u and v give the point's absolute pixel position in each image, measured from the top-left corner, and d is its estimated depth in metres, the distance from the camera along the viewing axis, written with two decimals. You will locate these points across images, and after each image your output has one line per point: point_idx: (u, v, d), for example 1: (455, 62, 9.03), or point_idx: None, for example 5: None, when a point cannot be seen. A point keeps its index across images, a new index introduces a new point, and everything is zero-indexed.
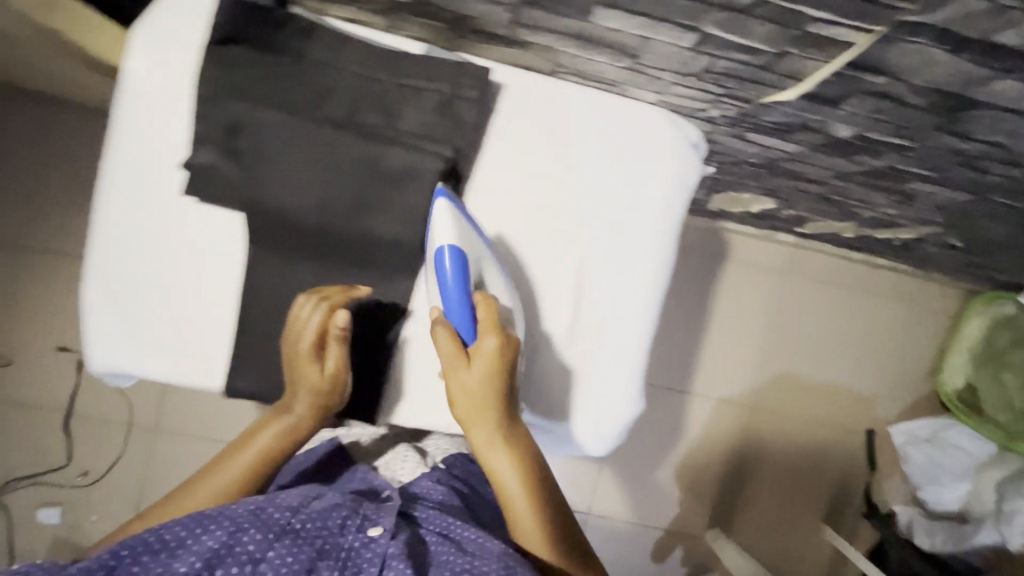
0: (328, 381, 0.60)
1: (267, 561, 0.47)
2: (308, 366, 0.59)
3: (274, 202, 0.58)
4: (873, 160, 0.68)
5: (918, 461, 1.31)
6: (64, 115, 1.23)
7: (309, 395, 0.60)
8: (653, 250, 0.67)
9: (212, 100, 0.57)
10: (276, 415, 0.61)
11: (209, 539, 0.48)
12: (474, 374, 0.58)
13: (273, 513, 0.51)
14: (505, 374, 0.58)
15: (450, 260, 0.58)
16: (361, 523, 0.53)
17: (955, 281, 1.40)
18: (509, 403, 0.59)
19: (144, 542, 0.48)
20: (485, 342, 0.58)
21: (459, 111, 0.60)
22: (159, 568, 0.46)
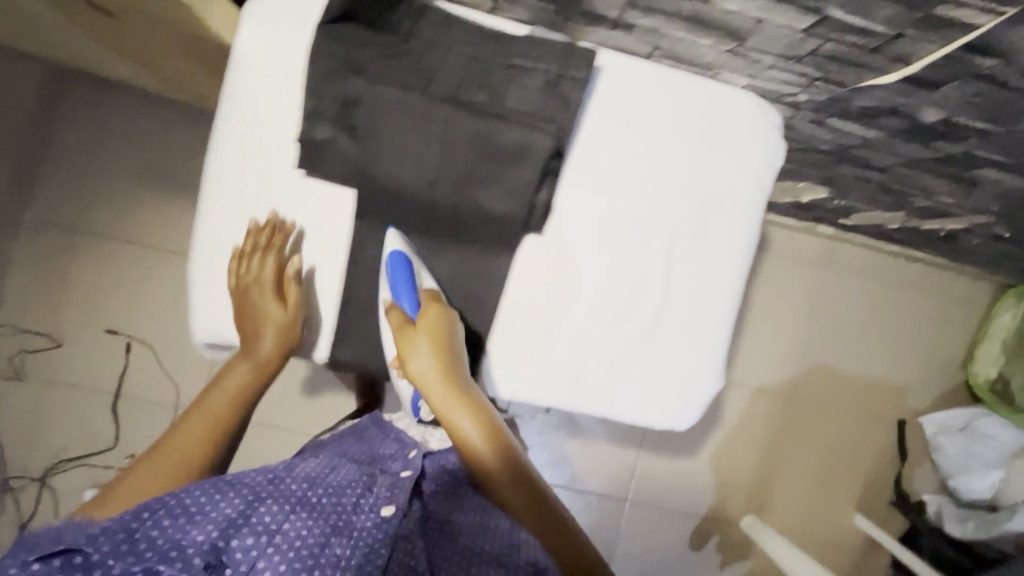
0: (290, 315, 0.65)
1: (285, 532, 0.50)
2: (270, 305, 0.64)
3: (389, 176, 0.61)
4: (949, 146, 0.70)
5: (948, 450, 1.36)
6: (123, 99, 1.25)
7: (274, 330, 0.65)
8: (738, 230, 0.69)
9: (331, 77, 0.60)
10: (243, 361, 0.66)
11: (228, 507, 0.50)
12: (420, 341, 0.62)
13: (286, 487, 0.55)
14: (443, 345, 0.63)
15: (393, 257, 0.64)
16: (375, 501, 0.58)
17: (987, 275, 1.43)
18: (455, 369, 0.63)
19: (166, 507, 0.49)
20: (425, 311, 0.64)
21: (566, 90, 0.62)
22: (177, 535, 0.47)
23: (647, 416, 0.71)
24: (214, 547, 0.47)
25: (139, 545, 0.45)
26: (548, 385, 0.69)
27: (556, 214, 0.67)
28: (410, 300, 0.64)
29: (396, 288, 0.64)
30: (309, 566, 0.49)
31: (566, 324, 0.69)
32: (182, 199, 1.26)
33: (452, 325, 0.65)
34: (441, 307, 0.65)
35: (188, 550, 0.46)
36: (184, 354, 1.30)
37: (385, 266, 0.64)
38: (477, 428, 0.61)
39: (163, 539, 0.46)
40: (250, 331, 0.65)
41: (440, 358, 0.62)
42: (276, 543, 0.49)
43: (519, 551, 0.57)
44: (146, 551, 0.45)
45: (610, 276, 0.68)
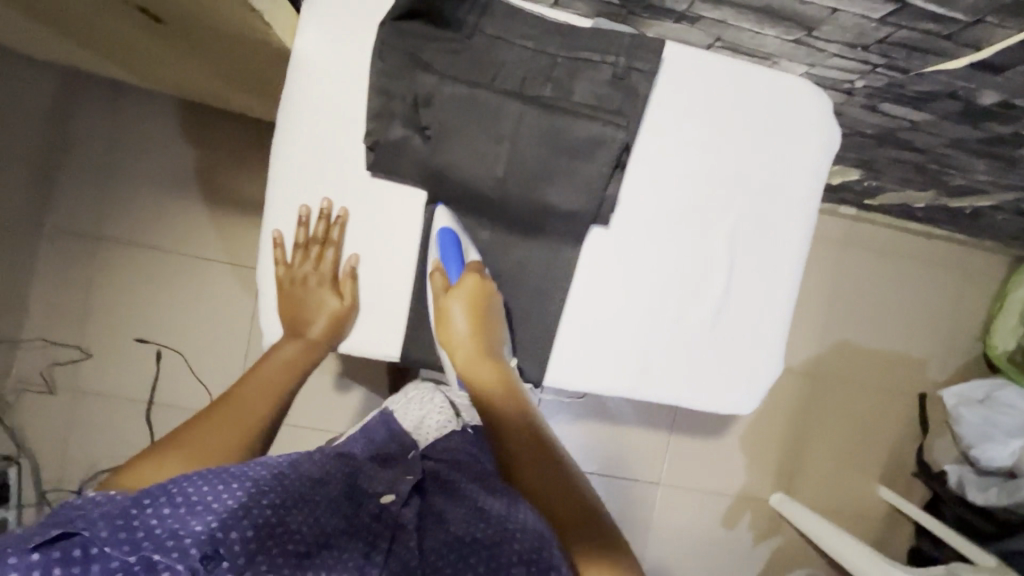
0: (340, 311, 0.66)
1: (285, 526, 0.47)
2: (323, 292, 0.65)
3: (457, 174, 0.63)
4: (999, 126, 0.72)
5: (970, 421, 1.37)
6: (139, 97, 1.18)
7: (326, 320, 0.65)
8: (800, 216, 0.70)
9: (407, 76, 0.61)
10: (290, 338, 0.66)
11: (230, 498, 0.46)
12: (458, 308, 0.64)
13: (290, 479, 0.51)
14: (483, 310, 0.66)
15: (444, 235, 0.65)
16: (374, 490, 0.55)
17: (1001, 248, 1.47)
18: (490, 336, 0.66)
19: (167, 494, 0.45)
20: (465, 280, 0.65)
21: (634, 83, 0.64)
22: (176, 524, 0.43)
23: (716, 402, 0.72)
24: (211, 538, 0.43)
25: (137, 533, 0.42)
26: (619, 375, 0.70)
27: (621, 206, 0.67)
28: (451, 269, 0.65)
29: (440, 258, 0.65)
30: (300, 561, 0.46)
31: (634, 315, 0.69)
32: (206, 200, 1.21)
33: (493, 298, 0.67)
34: (484, 280, 0.67)
35: (186, 541, 0.43)
36: (217, 359, 1.23)
37: (434, 238, 0.66)
38: (502, 392, 0.64)
39: (161, 529, 0.43)
40: (300, 319, 0.66)
41: (475, 325, 0.65)
42: (274, 540, 0.46)
43: (514, 537, 0.51)
44: (142, 540, 0.42)
45: (674, 265, 0.69)
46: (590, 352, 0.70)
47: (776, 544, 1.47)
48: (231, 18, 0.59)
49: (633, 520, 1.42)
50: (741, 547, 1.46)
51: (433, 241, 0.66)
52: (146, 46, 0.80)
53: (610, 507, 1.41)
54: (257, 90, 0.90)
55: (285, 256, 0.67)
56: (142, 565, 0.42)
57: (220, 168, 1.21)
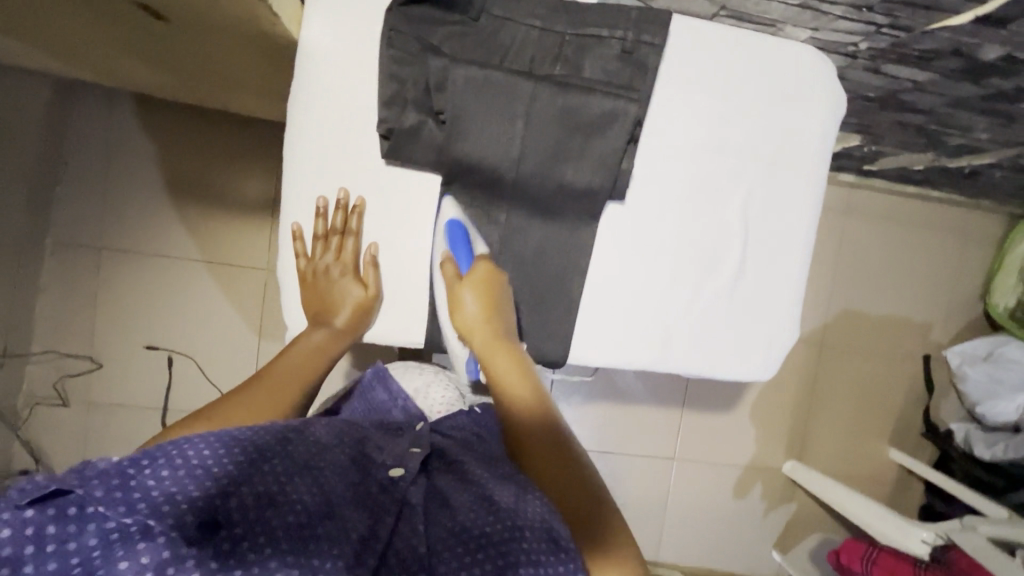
0: (366, 299, 0.67)
1: (286, 496, 0.46)
2: (348, 281, 0.66)
3: (471, 158, 0.64)
4: (1002, 82, 0.73)
5: (975, 378, 1.40)
6: (132, 102, 1.16)
7: (351, 309, 0.66)
8: (809, 181, 0.72)
9: (419, 62, 0.61)
10: (315, 326, 0.67)
11: (230, 464, 0.46)
12: (470, 296, 0.65)
13: (296, 449, 0.51)
14: (495, 297, 0.66)
15: (451, 226, 0.66)
16: (383, 462, 0.56)
17: (997, 208, 1.49)
18: (503, 323, 0.67)
19: (166, 456, 0.44)
20: (476, 268, 0.66)
21: (643, 56, 0.64)
22: (173, 488, 0.42)
23: (738, 370, 0.74)
24: (208, 506, 0.43)
25: (133, 494, 0.41)
26: (642, 350, 0.71)
27: (636, 181, 0.68)
28: (461, 259, 0.66)
29: (448, 249, 0.66)
30: (300, 535, 0.44)
31: (654, 289, 0.71)
32: (207, 202, 1.19)
33: (504, 287, 0.68)
34: (494, 269, 0.67)
35: (182, 507, 0.42)
36: (229, 362, 1.23)
37: (441, 229, 0.67)
38: (517, 379, 0.64)
39: (158, 491, 0.42)
40: (324, 309, 0.67)
41: (488, 311, 0.66)
42: (277, 509, 0.45)
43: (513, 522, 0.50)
44: (138, 501, 0.41)
45: (690, 239, 0.70)
46: (611, 327, 0.71)
47: (790, 512, 1.50)
48: (236, 13, 0.58)
49: (649, 496, 1.44)
50: (756, 516, 1.49)
51: (443, 233, 0.67)
52: (142, 49, 0.78)
53: (627, 485, 1.43)
54: (255, 87, 0.89)
55: (305, 248, 0.68)
56: (138, 528, 0.40)
57: (218, 169, 1.19)
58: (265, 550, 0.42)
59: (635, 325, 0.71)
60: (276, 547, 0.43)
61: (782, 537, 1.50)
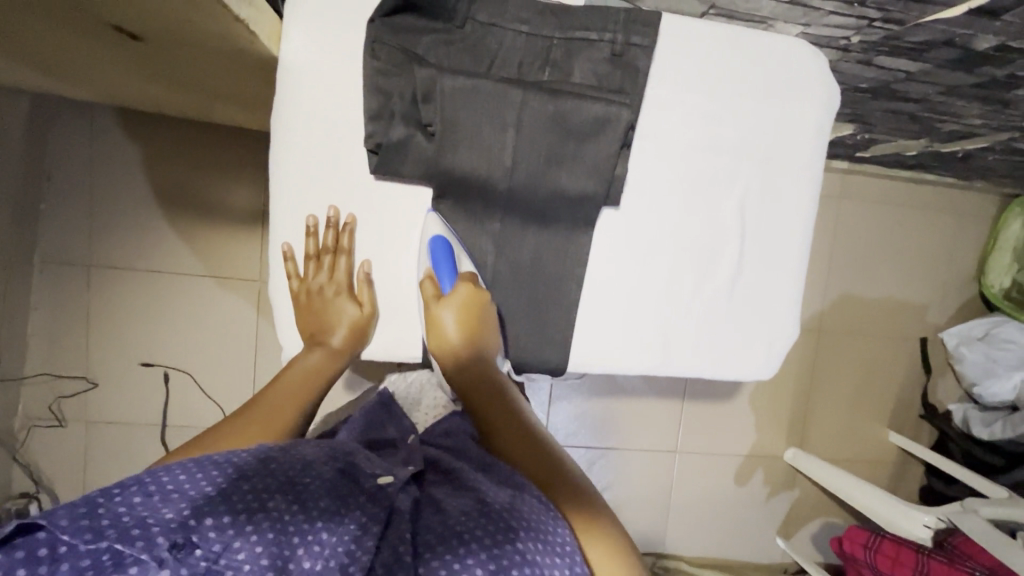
0: (364, 318, 0.67)
1: (266, 510, 0.46)
2: (343, 301, 0.65)
3: (462, 170, 0.63)
4: (996, 70, 0.72)
5: (972, 359, 1.41)
6: (116, 116, 1.14)
7: (347, 328, 0.65)
8: (803, 174, 0.71)
9: (405, 75, 0.60)
10: (312, 347, 0.66)
11: (208, 485, 0.46)
12: (450, 317, 0.65)
13: (280, 463, 0.50)
14: (475, 319, 0.66)
15: (435, 243, 0.65)
16: (371, 472, 0.55)
17: (990, 188, 1.49)
18: (483, 342, 0.67)
19: (139, 483, 0.45)
20: (457, 290, 0.64)
21: (633, 58, 0.63)
22: (144, 512, 0.43)
23: (739, 370, 0.74)
24: (182, 526, 0.42)
25: (101, 521, 0.41)
26: (642, 356, 0.71)
27: (631, 185, 0.67)
28: (443, 280, 0.64)
29: (431, 268, 0.65)
30: (282, 549, 0.44)
31: (653, 292, 0.70)
32: (196, 214, 1.18)
33: (486, 307, 0.67)
34: (478, 290, 0.66)
35: (153, 530, 0.42)
36: (227, 375, 1.22)
37: (425, 247, 0.66)
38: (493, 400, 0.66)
39: (129, 517, 0.42)
40: (320, 330, 0.66)
41: (468, 333, 0.65)
42: (257, 523, 0.44)
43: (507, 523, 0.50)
44: (106, 528, 0.41)
45: (687, 240, 0.69)
46: (610, 331, 0.71)
47: (792, 498, 1.51)
48: (213, 30, 0.56)
49: (653, 489, 1.45)
50: (759, 504, 1.50)
51: (427, 251, 0.65)
52: (121, 65, 0.77)
53: (630, 479, 1.43)
54: (239, 98, 0.87)
55: (298, 269, 0.66)
56: (112, 560, 0.41)
57: (205, 180, 1.17)
58: (244, 565, 0.42)
59: (633, 330, 0.71)
60: (255, 563, 0.42)
61: (785, 523, 1.52)
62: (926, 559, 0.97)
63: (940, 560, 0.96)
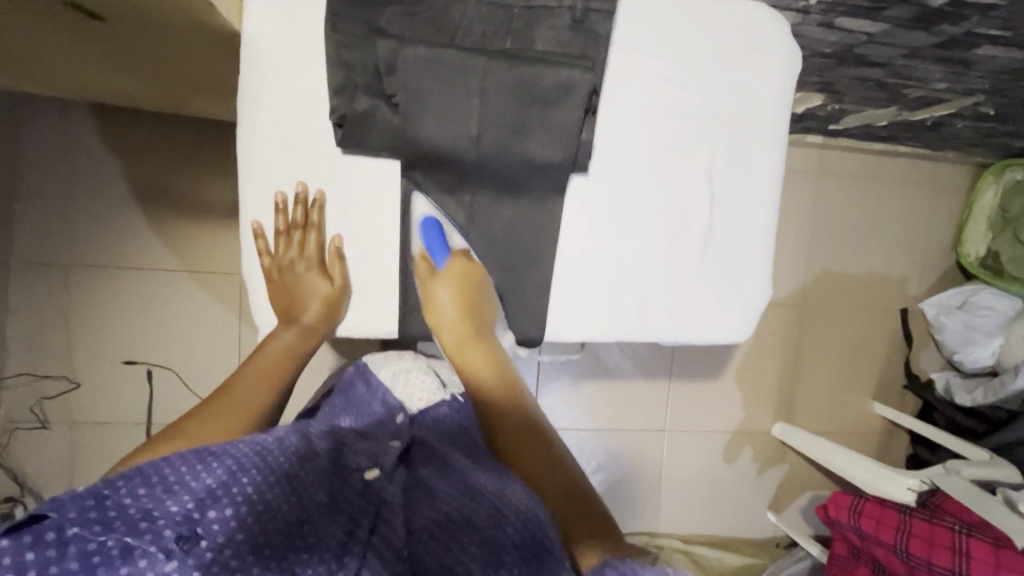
0: (337, 292, 0.66)
1: (270, 505, 0.46)
2: (315, 276, 0.65)
3: (430, 142, 0.63)
4: (953, 28, 0.74)
5: (952, 327, 1.44)
6: (86, 111, 1.13)
7: (319, 304, 0.65)
8: (768, 137, 0.72)
9: (366, 46, 0.60)
10: (287, 325, 0.66)
11: (209, 476, 0.46)
12: (445, 293, 0.66)
13: (277, 455, 0.51)
14: (469, 293, 0.67)
15: (426, 224, 0.67)
16: (358, 466, 0.56)
17: (963, 158, 1.51)
18: (478, 317, 0.68)
19: (142, 475, 0.45)
20: (450, 265, 0.67)
21: (594, 24, 0.63)
22: (150, 504, 0.43)
23: (713, 334, 0.75)
24: (187, 519, 0.43)
25: (108, 513, 0.42)
26: (618, 318, 0.72)
27: (600, 152, 0.68)
28: (435, 256, 0.67)
29: (423, 246, 0.68)
30: (285, 543, 0.45)
31: (625, 258, 0.71)
32: (171, 209, 1.17)
33: (480, 280, 0.68)
34: (470, 262, 0.68)
35: (159, 522, 0.42)
36: (211, 369, 1.21)
37: (416, 230, 0.68)
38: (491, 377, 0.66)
39: (134, 509, 0.43)
40: (292, 307, 0.66)
41: (463, 306, 0.67)
42: (259, 519, 0.45)
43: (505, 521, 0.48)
44: (114, 520, 0.42)
45: (657, 205, 0.70)
46: (585, 299, 0.71)
47: (782, 472, 1.53)
48: (170, 5, 0.56)
49: (643, 468, 1.46)
50: (748, 478, 1.51)
51: (419, 232, 0.68)
52: (86, 55, 0.76)
53: (620, 460, 1.44)
54: (208, 85, 0.86)
55: (269, 245, 0.66)
56: (120, 550, 0.41)
57: (181, 174, 1.16)
58: (247, 565, 0.43)
59: (606, 294, 0.71)
60: (258, 556, 0.43)
61: (775, 497, 1.53)
62: (907, 518, 0.99)
63: (921, 518, 0.97)
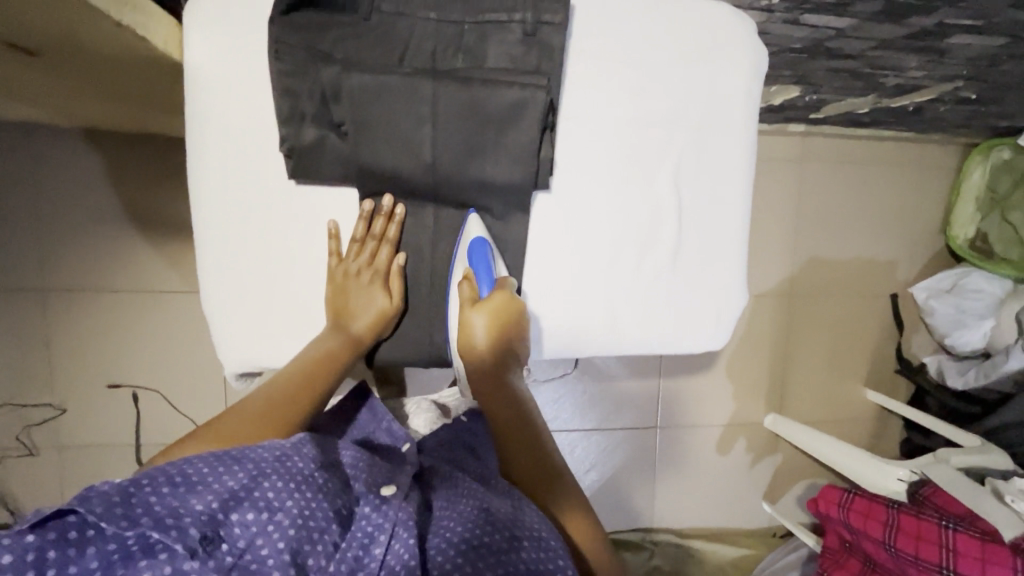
0: (390, 305, 0.67)
1: (305, 516, 0.47)
2: (375, 288, 0.66)
3: (384, 167, 0.62)
4: (922, 19, 0.73)
5: (941, 312, 1.43)
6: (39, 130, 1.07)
7: (371, 316, 0.66)
8: (738, 141, 0.70)
9: (310, 71, 0.58)
10: (334, 332, 0.65)
11: (230, 479, 0.47)
12: (480, 325, 0.60)
13: (296, 462, 0.50)
14: (506, 331, 0.62)
15: (475, 242, 0.64)
16: (373, 481, 0.55)
17: (950, 139, 1.48)
18: (510, 353, 0.64)
19: (166, 474, 0.45)
20: (492, 298, 0.60)
21: (546, 37, 0.61)
22: (175, 503, 0.44)
23: (689, 341, 0.73)
24: (212, 519, 0.44)
25: (134, 510, 0.42)
26: (589, 330, 0.71)
27: (561, 167, 0.66)
28: (481, 284, 0.62)
29: (470, 268, 0.64)
30: (299, 547, 0.46)
31: (594, 271, 0.69)
32: (136, 229, 1.12)
33: (518, 318, 0.62)
34: (512, 298, 0.62)
35: (185, 520, 0.43)
36: (193, 390, 1.19)
37: (466, 246, 0.65)
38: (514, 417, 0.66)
39: (160, 507, 0.43)
40: (342, 312, 0.65)
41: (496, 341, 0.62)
42: (279, 520, 0.46)
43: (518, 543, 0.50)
44: (140, 516, 0.42)
45: (624, 215, 0.69)
46: (563, 312, 0.70)
47: (776, 462, 1.52)
48: (103, 40, 0.54)
49: (636, 466, 1.45)
50: (742, 470, 1.51)
51: (469, 251, 0.64)
52: (29, 87, 0.73)
53: (613, 458, 1.43)
54: (161, 108, 0.84)
55: (339, 248, 0.65)
56: (139, 546, 0.42)
57: (144, 193, 1.11)
58: (267, 560, 0.44)
59: (576, 307, 0.70)
60: (278, 557, 0.44)
61: (771, 487, 1.53)
62: (895, 513, 0.98)
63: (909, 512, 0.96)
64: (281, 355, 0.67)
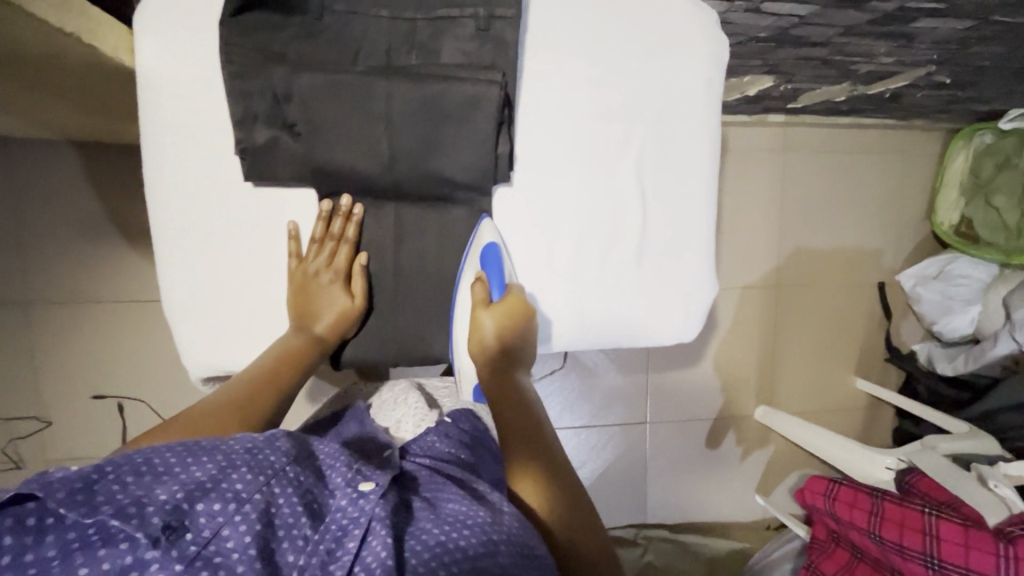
0: (354, 305, 0.67)
1: (276, 512, 0.46)
2: (337, 289, 0.66)
3: (339, 165, 0.61)
4: (884, 4, 0.72)
5: (929, 298, 1.44)
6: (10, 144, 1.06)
7: (333, 316, 0.66)
8: (702, 132, 0.69)
9: (263, 73, 0.58)
10: (298, 333, 0.65)
11: (199, 471, 0.46)
12: (491, 323, 0.64)
13: (269, 454, 0.49)
14: (514, 330, 0.65)
15: (489, 249, 0.66)
16: (349, 479, 0.51)
17: (933, 124, 1.48)
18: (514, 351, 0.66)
19: (132, 463, 0.45)
20: (506, 300, 0.65)
21: (500, 31, 0.61)
22: (139, 492, 0.43)
23: (655, 334, 0.73)
24: (176, 508, 0.43)
25: (97, 497, 0.41)
26: (556, 326, 0.70)
27: (521, 163, 0.66)
28: (495, 287, 0.65)
29: (482, 271, 0.66)
30: (268, 543, 0.44)
31: (558, 267, 0.69)
32: (108, 238, 1.11)
33: (529, 319, 0.66)
34: (526, 303, 0.66)
35: (149, 509, 0.42)
36: (181, 399, 1.19)
37: (479, 250, 0.67)
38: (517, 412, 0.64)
39: (123, 496, 0.42)
40: (305, 313, 0.65)
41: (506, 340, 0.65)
42: (246, 512, 0.45)
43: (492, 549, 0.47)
44: (102, 504, 0.41)
45: (587, 208, 0.68)
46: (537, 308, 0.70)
47: (768, 454, 1.52)
48: (51, 49, 0.53)
49: (628, 461, 1.44)
50: (733, 463, 1.50)
51: (483, 254, 0.66)
52: None
53: (604, 454, 1.43)
54: (127, 116, 0.83)
55: (300, 249, 0.66)
56: (99, 535, 0.40)
57: (117, 203, 1.11)
58: (233, 553, 0.42)
59: (544, 303, 0.70)
60: (246, 552, 0.43)
61: (763, 480, 1.53)
62: (879, 502, 0.97)
63: (893, 502, 0.96)
64: (245, 359, 0.66)
